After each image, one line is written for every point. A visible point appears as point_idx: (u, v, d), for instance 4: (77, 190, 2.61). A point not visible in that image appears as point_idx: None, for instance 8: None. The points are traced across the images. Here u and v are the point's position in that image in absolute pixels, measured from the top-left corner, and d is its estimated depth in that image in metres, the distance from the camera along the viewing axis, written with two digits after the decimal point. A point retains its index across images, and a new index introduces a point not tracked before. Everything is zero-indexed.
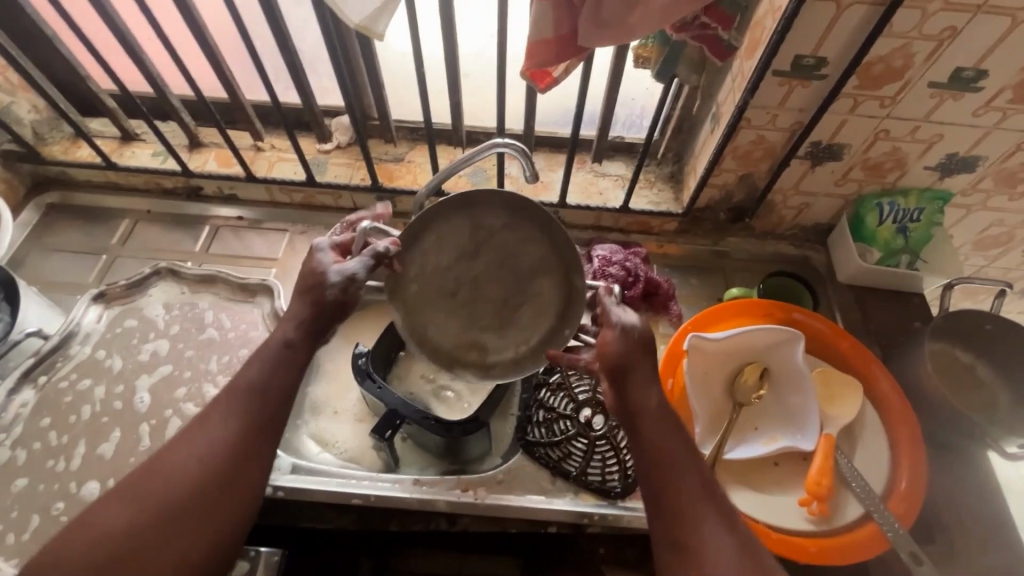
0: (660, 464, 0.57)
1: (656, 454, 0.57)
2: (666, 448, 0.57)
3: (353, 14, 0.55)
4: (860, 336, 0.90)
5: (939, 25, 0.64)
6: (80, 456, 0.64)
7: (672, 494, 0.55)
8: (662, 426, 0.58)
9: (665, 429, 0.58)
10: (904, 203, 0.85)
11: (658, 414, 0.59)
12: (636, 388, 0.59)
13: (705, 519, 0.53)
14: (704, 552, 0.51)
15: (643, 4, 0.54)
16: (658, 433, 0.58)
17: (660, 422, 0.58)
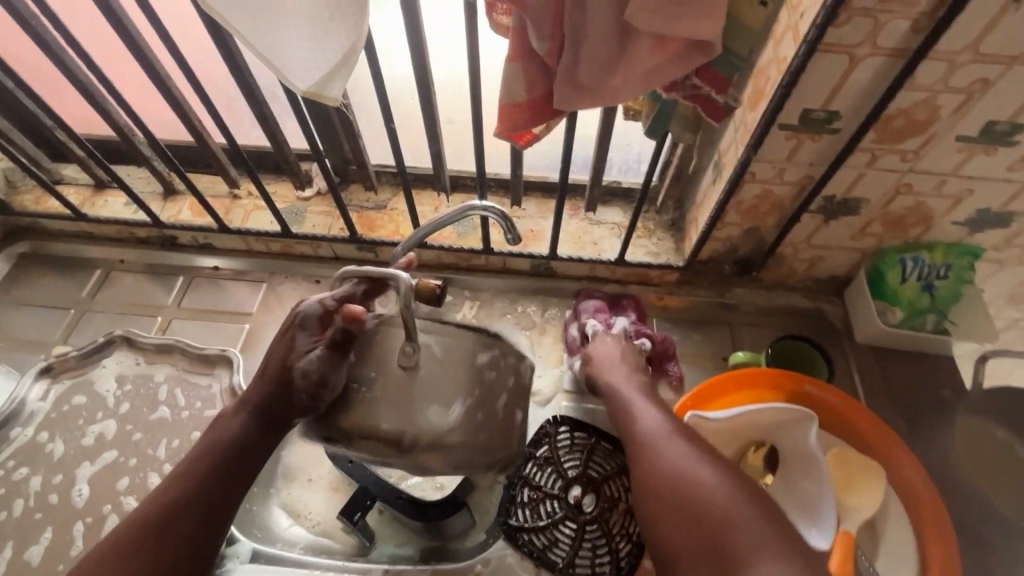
0: (612, 395, 0.71)
1: (608, 389, 0.72)
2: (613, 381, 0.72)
3: (299, 82, 0.49)
4: (881, 406, 0.81)
5: (968, 77, 0.56)
6: (6, 561, 0.60)
7: (633, 417, 0.66)
8: (613, 366, 0.74)
9: (626, 379, 0.72)
10: (929, 259, 0.76)
11: (623, 372, 0.73)
12: (606, 363, 0.75)
13: (645, 411, 0.65)
14: (657, 448, 0.60)
15: (623, 68, 0.48)
16: (618, 377, 0.72)
17: (612, 364, 0.74)
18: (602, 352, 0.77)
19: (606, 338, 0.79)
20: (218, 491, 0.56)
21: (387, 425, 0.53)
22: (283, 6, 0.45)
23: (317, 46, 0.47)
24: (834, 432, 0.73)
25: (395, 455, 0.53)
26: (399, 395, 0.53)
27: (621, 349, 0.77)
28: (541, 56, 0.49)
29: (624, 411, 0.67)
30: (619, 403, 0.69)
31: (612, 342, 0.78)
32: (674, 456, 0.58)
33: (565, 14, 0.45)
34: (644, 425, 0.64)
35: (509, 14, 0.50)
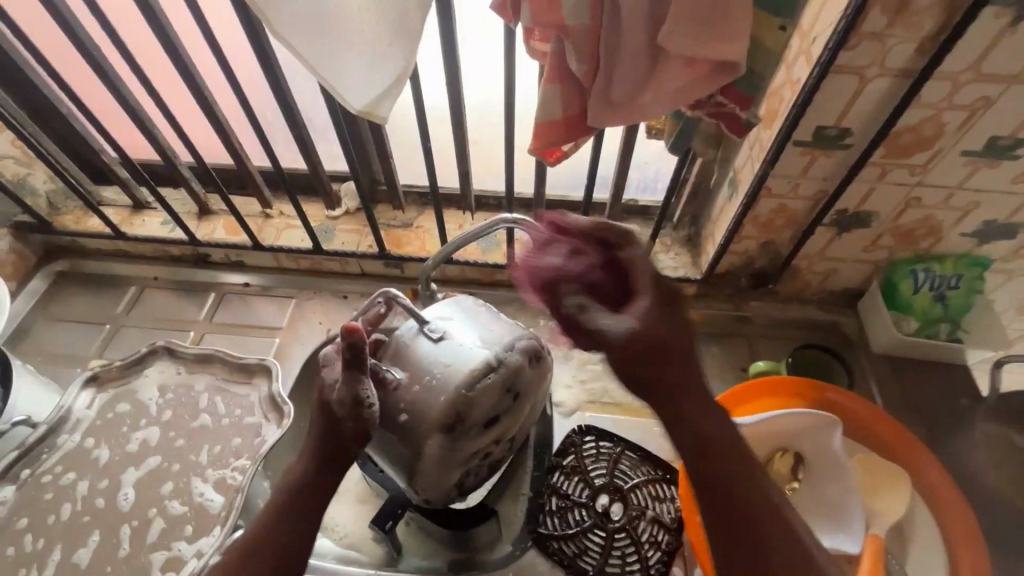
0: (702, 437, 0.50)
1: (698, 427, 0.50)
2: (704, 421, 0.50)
3: (354, 101, 0.53)
4: (901, 414, 0.82)
5: (971, 95, 0.60)
6: (55, 563, 0.61)
7: (777, 535, 0.47)
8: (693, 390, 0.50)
9: (748, 460, 0.50)
10: (939, 269, 0.79)
11: (721, 428, 0.51)
12: (693, 403, 0.50)
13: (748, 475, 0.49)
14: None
15: (654, 87, 0.52)
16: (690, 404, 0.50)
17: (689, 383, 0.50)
18: (654, 348, 0.49)
19: (644, 313, 0.49)
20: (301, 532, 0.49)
21: (469, 377, 0.56)
22: (350, 33, 0.49)
23: (377, 69, 0.51)
24: (857, 436, 0.74)
25: (495, 391, 0.57)
26: (447, 351, 0.57)
27: (689, 354, 0.50)
28: (578, 77, 0.53)
29: (761, 520, 0.47)
30: (755, 505, 0.48)
31: (660, 326, 0.49)
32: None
33: (600, 39, 0.50)
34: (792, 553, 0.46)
35: (545, 40, 0.54)
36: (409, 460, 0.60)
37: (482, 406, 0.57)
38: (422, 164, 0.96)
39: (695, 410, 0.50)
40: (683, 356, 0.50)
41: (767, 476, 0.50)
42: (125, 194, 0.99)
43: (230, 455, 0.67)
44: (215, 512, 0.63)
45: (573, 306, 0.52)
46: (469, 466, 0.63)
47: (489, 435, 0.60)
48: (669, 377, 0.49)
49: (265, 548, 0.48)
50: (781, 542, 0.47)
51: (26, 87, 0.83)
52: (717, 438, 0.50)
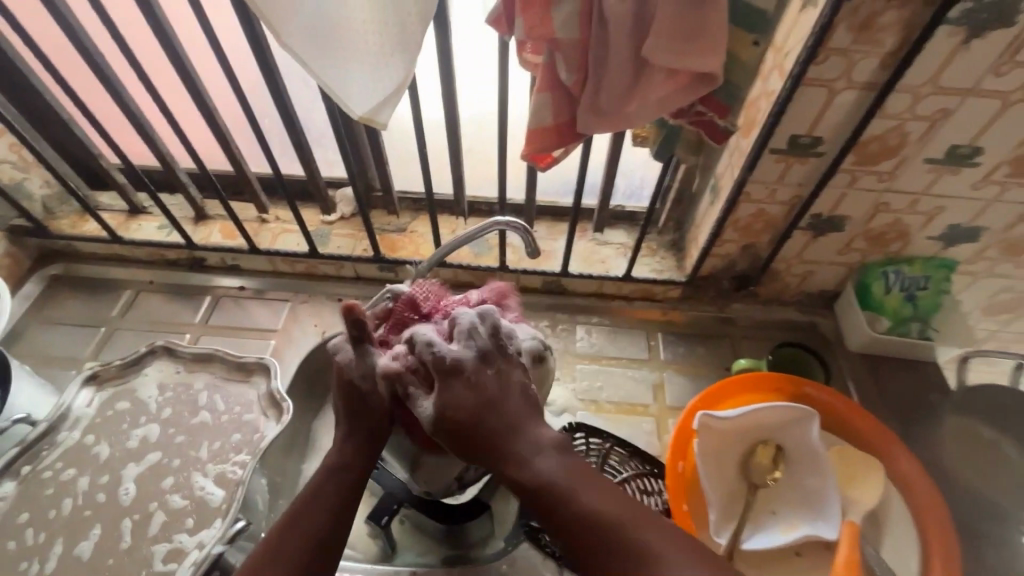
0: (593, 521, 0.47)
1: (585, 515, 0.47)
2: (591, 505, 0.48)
3: (356, 107, 0.56)
4: (876, 409, 0.86)
5: (931, 107, 0.65)
6: (56, 556, 0.62)
7: (612, 540, 0.46)
8: (580, 484, 0.49)
9: (570, 477, 0.49)
10: (909, 271, 0.84)
11: (546, 454, 0.50)
12: (508, 437, 0.50)
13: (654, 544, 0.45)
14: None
15: (639, 96, 0.55)
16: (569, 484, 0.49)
17: (569, 475, 0.49)
18: (478, 420, 0.51)
19: (448, 390, 0.51)
20: (329, 514, 0.52)
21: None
22: (356, 44, 0.52)
23: (380, 78, 0.54)
24: (834, 431, 0.78)
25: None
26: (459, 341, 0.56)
27: (494, 401, 0.51)
28: (567, 85, 0.56)
29: (589, 532, 0.46)
30: (581, 522, 0.47)
31: (462, 396, 0.51)
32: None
33: (588, 50, 0.53)
34: (629, 552, 0.45)
35: (535, 53, 0.57)
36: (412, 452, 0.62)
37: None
38: (416, 172, 0.99)
39: (512, 445, 0.50)
40: (487, 412, 0.50)
41: (591, 487, 0.48)
42: (122, 199, 1.00)
43: (230, 450, 0.68)
44: (216, 505, 0.64)
45: (403, 394, 0.54)
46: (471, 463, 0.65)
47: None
48: (487, 437, 0.50)
49: (297, 527, 0.51)
50: (614, 543, 0.45)
51: (30, 94, 0.85)
52: (536, 469, 0.49)
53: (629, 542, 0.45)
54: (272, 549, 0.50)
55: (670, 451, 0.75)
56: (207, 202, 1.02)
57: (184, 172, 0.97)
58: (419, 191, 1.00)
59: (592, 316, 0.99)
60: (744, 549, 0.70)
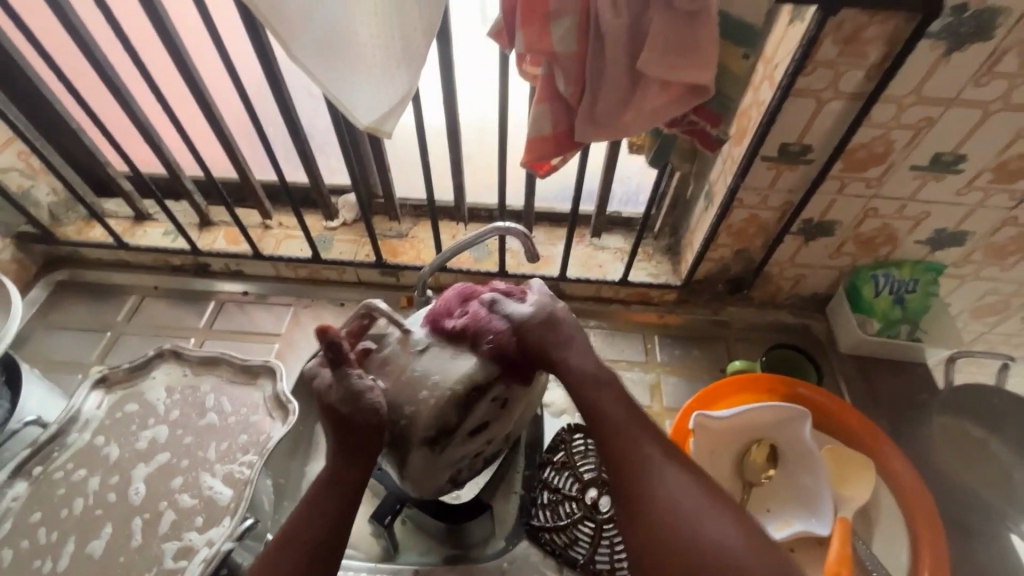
0: (614, 425, 0.54)
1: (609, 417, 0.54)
2: (614, 413, 0.54)
3: (363, 116, 0.58)
4: (867, 409, 0.88)
5: (916, 116, 0.67)
6: (68, 555, 0.63)
7: (623, 444, 0.52)
8: (607, 393, 0.56)
9: (605, 386, 0.56)
10: (898, 275, 0.86)
11: (589, 367, 0.57)
12: (560, 348, 0.58)
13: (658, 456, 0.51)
14: (660, 488, 0.49)
15: (634, 107, 0.58)
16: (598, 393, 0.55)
17: (600, 384, 0.56)
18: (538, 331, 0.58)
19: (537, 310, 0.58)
20: (329, 525, 0.53)
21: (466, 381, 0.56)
22: (364, 59, 0.54)
23: (386, 89, 0.56)
24: (827, 430, 0.80)
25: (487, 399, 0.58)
26: (429, 360, 0.57)
27: (560, 326, 0.59)
28: (565, 97, 0.59)
29: (608, 433, 0.53)
30: (604, 423, 0.54)
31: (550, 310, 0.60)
32: (683, 501, 0.48)
33: (585, 64, 0.56)
34: (633, 453, 0.51)
35: (536, 65, 0.60)
36: (400, 456, 0.61)
37: (481, 405, 0.58)
38: (417, 178, 1.02)
39: (564, 354, 0.57)
40: (560, 326, 0.59)
41: (616, 397, 0.55)
42: (127, 205, 1.02)
43: (237, 450, 0.70)
44: (224, 504, 0.65)
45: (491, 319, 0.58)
46: (463, 465, 0.64)
47: (480, 436, 0.62)
48: (547, 347, 0.57)
49: (301, 537, 0.53)
50: (623, 445, 0.52)
51: (39, 104, 0.86)
52: (576, 373, 0.56)
53: (633, 447, 0.52)
54: (279, 554, 0.52)
55: None
56: (212, 209, 1.04)
57: (190, 179, 0.98)
58: (420, 198, 1.02)
59: (590, 320, 1.01)
60: None
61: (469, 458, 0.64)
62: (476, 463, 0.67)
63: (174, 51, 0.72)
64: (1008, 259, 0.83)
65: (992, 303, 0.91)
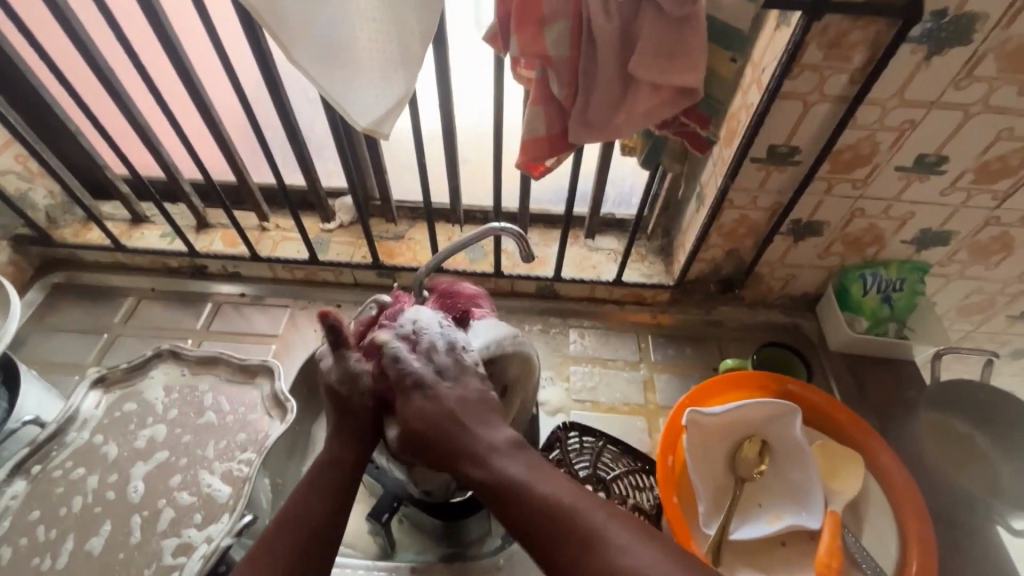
0: (544, 521, 0.48)
1: (536, 514, 0.48)
2: (541, 502, 0.49)
3: (360, 118, 0.59)
4: (857, 405, 0.90)
5: (899, 118, 0.69)
6: (67, 552, 0.63)
7: (560, 533, 0.47)
8: (527, 485, 0.50)
9: (524, 473, 0.51)
10: (886, 274, 0.88)
11: (507, 456, 0.52)
12: (463, 445, 0.52)
13: (598, 532, 0.47)
14: (619, 563, 0.45)
15: (626, 109, 0.59)
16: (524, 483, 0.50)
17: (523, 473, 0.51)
18: (434, 436, 0.53)
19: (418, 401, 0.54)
20: (323, 512, 0.54)
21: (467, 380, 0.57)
22: (363, 63, 0.55)
23: (383, 91, 0.58)
24: (819, 427, 0.81)
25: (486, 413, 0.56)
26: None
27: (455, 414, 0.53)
28: (559, 99, 0.60)
29: (544, 522, 0.48)
30: (537, 512, 0.49)
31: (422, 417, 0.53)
32: (640, 570, 0.44)
33: (578, 67, 0.57)
34: (578, 534, 0.47)
35: (531, 69, 0.61)
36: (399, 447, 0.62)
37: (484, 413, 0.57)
38: (414, 181, 1.03)
39: (474, 450, 0.52)
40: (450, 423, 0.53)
41: (540, 480, 0.50)
42: (125, 208, 1.02)
43: (236, 449, 0.71)
44: (223, 501, 0.66)
45: (375, 398, 0.57)
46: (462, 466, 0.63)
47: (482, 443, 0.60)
48: (445, 450, 0.53)
49: (295, 521, 0.53)
50: (566, 527, 0.47)
51: (38, 107, 0.86)
52: (493, 468, 0.51)
53: (570, 526, 0.47)
54: (272, 536, 0.53)
55: (660, 447, 0.78)
56: (209, 211, 1.04)
57: (188, 182, 0.99)
58: (416, 200, 1.04)
59: (584, 320, 1.03)
60: (732, 539, 0.73)
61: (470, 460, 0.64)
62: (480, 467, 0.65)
63: (174, 57, 0.73)
64: (991, 258, 0.85)
65: (977, 301, 0.93)
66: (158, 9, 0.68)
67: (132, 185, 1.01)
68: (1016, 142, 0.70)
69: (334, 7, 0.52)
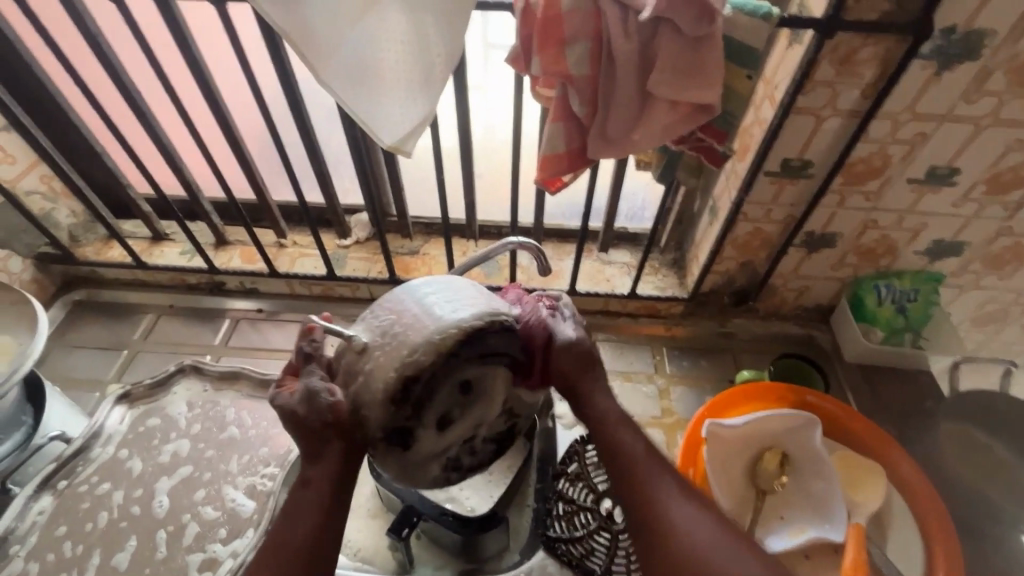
0: (628, 467, 0.51)
1: (623, 458, 0.52)
2: (629, 452, 0.52)
3: (385, 136, 0.60)
4: (874, 417, 0.90)
5: (910, 132, 0.71)
6: (95, 567, 0.65)
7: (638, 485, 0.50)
8: (623, 432, 0.53)
9: (625, 423, 0.54)
10: (900, 284, 0.88)
11: (611, 401, 0.55)
12: (586, 385, 0.55)
13: (673, 498, 0.50)
14: (680, 527, 0.48)
15: (644, 124, 0.60)
16: (620, 434, 0.53)
17: (619, 424, 0.53)
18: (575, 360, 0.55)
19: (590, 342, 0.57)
20: (311, 528, 0.49)
21: (408, 364, 0.47)
22: (386, 86, 0.57)
23: (408, 108, 0.59)
24: (839, 438, 0.80)
25: (447, 381, 0.49)
26: (389, 326, 0.49)
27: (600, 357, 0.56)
28: (579, 116, 0.62)
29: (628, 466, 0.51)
30: (623, 458, 0.52)
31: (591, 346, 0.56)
32: (701, 542, 0.47)
33: (598, 85, 0.59)
34: (654, 495, 0.50)
35: (550, 88, 0.63)
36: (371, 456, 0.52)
37: (441, 398, 0.49)
38: (430, 197, 1.05)
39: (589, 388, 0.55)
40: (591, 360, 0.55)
41: (636, 432, 0.53)
42: (146, 226, 1.04)
43: (259, 463, 0.72)
44: (247, 516, 0.68)
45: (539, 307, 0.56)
46: (452, 454, 0.54)
47: (462, 427, 0.52)
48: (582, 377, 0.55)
49: (289, 540, 0.48)
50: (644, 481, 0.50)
51: (65, 129, 0.88)
52: (598, 406, 0.54)
53: (649, 483, 0.50)
54: (269, 555, 0.48)
55: (679, 461, 0.78)
56: (228, 228, 1.06)
57: (209, 200, 1.01)
58: (432, 216, 1.05)
59: (598, 333, 1.03)
60: None
61: (459, 447, 0.54)
62: (472, 449, 0.55)
63: (204, 81, 0.75)
64: (1006, 268, 0.86)
65: (991, 310, 0.93)
66: (187, 36, 0.71)
67: (154, 204, 1.03)
68: None
69: (361, 32, 0.53)
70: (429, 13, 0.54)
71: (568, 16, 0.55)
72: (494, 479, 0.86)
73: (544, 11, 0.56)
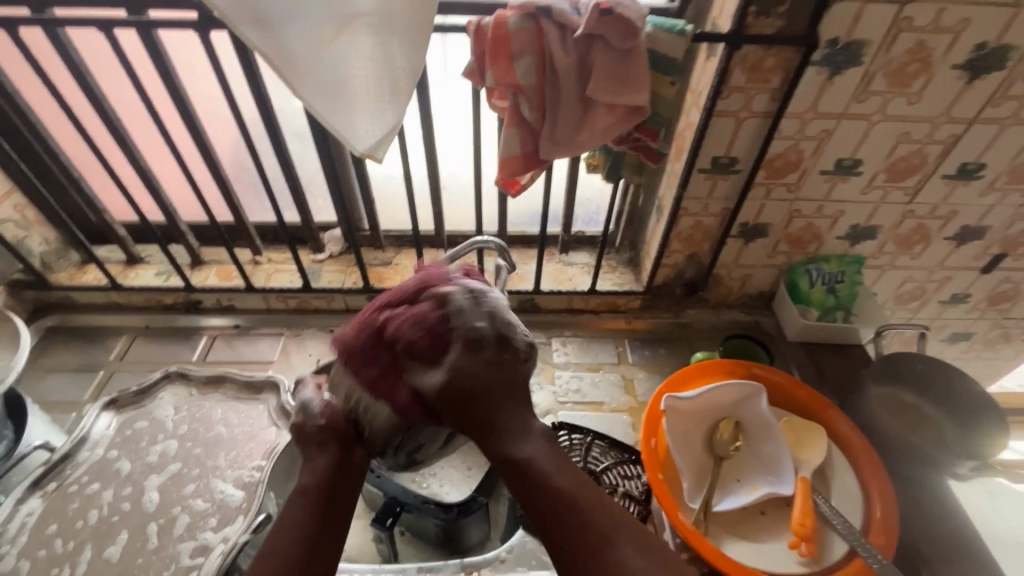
0: (557, 513, 0.48)
1: (549, 501, 0.48)
2: (552, 495, 0.48)
3: (359, 144, 0.67)
4: (816, 387, 0.99)
5: (816, 128, 0.82)
6: (86, 560, 0.67)
7: (572, 526, 0.47)
8: (542, 471, 0.50)
9: (543, 458, 0.51)
10: (827, 267, 1.00)
11: (524, 436, 0.52)
12: (496, 422, 0.52)
13: (613, 539, 0.46)
14: None
15: (588, 127, 0.69)
16: (549, 474, 0.50)
17: (540, 464, 0.50)
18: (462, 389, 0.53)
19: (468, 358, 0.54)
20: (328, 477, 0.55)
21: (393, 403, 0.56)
22: (357, 103, 0.64)
23: (378, 119, 0.66)
24: (785, 405, 0.89)
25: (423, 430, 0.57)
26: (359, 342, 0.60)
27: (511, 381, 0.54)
28: (529, 121, 0.70)
29: (567, 525, 0.47)
30: (550, 501, 0.48)
31: (478, 367, 0.53)
32: None
33: (544, 94, 0.68)
34: (591, 538, 0.47)
35: (503, 98, 0.71)
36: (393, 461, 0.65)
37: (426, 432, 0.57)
38: (401, 213, 1.11)
39: (499, 424, 0.52)
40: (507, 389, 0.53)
41: (561, 467, 0.50)
42: (121, 250, 1.07)
43: (246, 458, 0.75)
44: (236, 504, 0.71)
45: (413, 348, 0.55)
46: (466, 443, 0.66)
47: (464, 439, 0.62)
48: (481, 414, 0.52)
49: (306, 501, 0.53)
50: (578, 528, 0.47)
51: (36, 158, 0.91)
52: (515, 449, 0.51)
53: (583, 525, 0.47)
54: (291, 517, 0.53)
55: (642, 432, 0.83)
56: (206, 250, 1.10)
57: (187, 223, 1.05)
58: (403, 229, 1.12)
59: (563, 330, 1.11)
60: (716, 511, 0.78)
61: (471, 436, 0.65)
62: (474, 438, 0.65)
63: (182, 105, 0.81)
64: (914, 248, 0.98)
65: (909, 288, 1.05)
66: (168, 65, 0.77)
67: (131, 229, 1.07)
68: (914, 144, 0.83)
69: (333, 53, 0.60)
70: (394, 36, 0.61)
71: (515, 35, 0.64)
72: (473, 473, 0.91)
73: (494, 31, 0.64)
